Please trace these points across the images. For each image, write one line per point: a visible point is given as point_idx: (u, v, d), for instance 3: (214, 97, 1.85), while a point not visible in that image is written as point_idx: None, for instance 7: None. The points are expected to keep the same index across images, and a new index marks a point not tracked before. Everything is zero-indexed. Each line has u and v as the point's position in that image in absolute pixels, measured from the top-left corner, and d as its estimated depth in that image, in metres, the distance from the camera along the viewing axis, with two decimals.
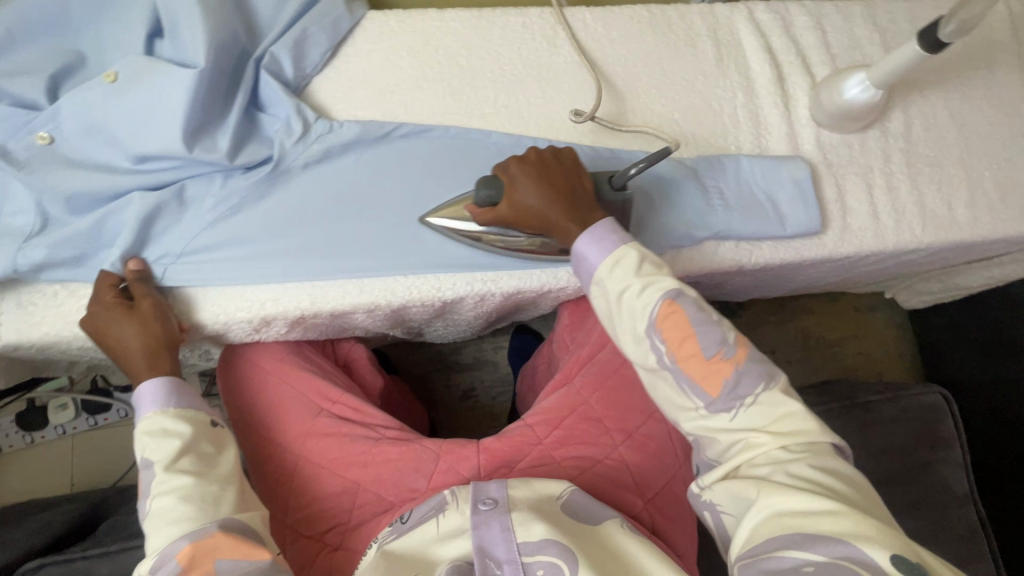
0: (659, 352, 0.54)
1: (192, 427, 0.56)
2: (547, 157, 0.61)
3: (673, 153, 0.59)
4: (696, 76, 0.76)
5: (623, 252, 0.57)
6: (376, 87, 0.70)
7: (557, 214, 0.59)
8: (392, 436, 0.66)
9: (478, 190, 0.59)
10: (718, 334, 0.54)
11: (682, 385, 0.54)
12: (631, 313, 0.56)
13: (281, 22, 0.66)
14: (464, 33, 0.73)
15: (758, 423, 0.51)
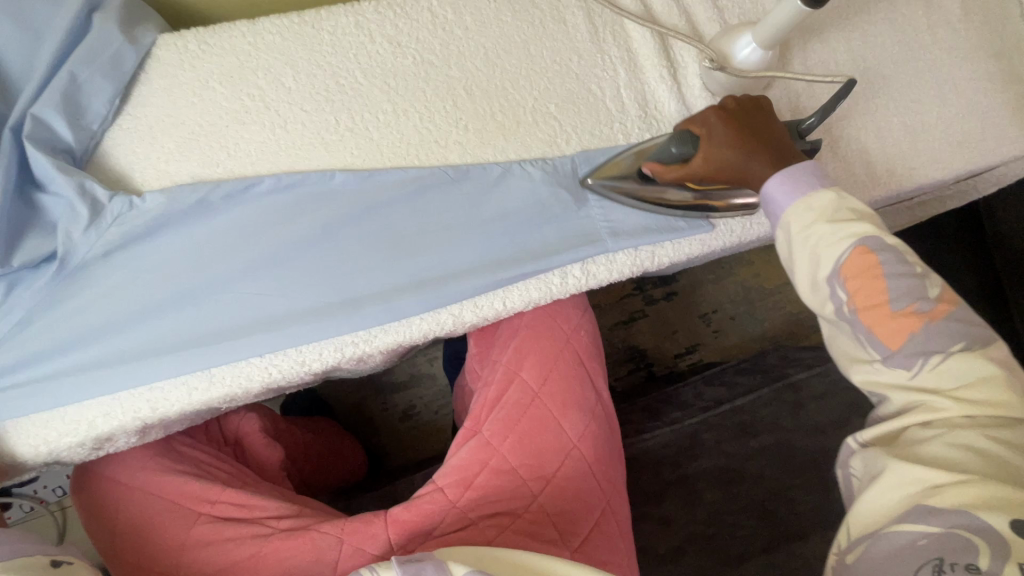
0: (836, 300, 0.49)
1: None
2: (739, 108, 0.58)
3: (858, 83, 0.59)
4: (570, 57, 0.66)
5: (817, 197, 0.52)
6: (184, 130, 0.57)
7: (761, 161, 0.56)
8: (285, 527, 0.57)
9: (671, 147, 0.59)
10: (916, 285, 0.47)
11: (859, 336, 0.48)
12: (813, 257, 0.51)
13: (40, 71, 0.53)
14: (286, 44, 0.60)
15: (945, 386, 0.45)
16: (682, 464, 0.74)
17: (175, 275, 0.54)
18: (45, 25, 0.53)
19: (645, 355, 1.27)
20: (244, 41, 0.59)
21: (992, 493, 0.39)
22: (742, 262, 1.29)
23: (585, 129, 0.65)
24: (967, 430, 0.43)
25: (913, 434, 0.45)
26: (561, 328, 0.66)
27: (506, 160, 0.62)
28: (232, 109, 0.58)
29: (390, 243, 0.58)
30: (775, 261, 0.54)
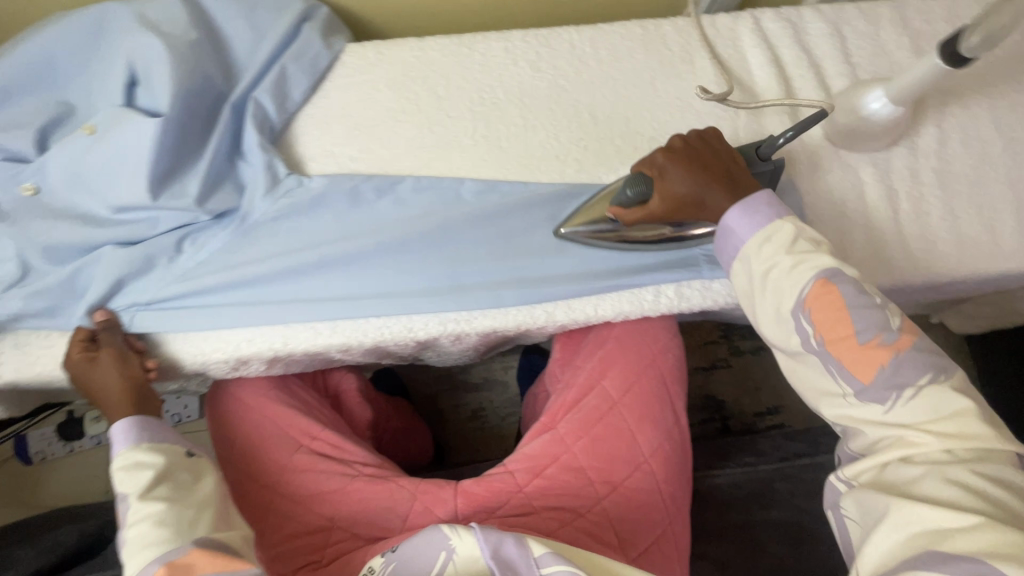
0: (802, 333, 0.52)
1: (168, 458, 0.56)
2: (695, 141, 0.59)
3: (827, 112, 0.57)
4: (693, 96, 0.70)
5: (776, 228, 0.54)
6: (352, 121, 0.68)
7: (716, 192, 0.57)
8: (369, 472, 0.65)
9: (626, 192, 0.60)
10: (879, 317, 0.50)
11: (829, 367, 0.51)
12: (776, 292, 0.53)
13: (257, 62, 0.66)
14: (444, 60, 0.70)
15: (918, 420, 0.47)
16: (750, 512, 0.70)
17: (324, 241, 0.63)
18: (268, 27, 0.67)
19: (722, 406, 1.22)
20: (412, 56, 0.70)
21: (997, 538, 0.40)
22: None
23: None
24: (949, 466, 0.45)
25: (896, 471, 0.46)
26: (647, 346, 0.68)
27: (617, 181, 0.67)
28: (392, 108, 0.69)
29: (501, 241, 0.65)
30: (743, 293, 0.57)
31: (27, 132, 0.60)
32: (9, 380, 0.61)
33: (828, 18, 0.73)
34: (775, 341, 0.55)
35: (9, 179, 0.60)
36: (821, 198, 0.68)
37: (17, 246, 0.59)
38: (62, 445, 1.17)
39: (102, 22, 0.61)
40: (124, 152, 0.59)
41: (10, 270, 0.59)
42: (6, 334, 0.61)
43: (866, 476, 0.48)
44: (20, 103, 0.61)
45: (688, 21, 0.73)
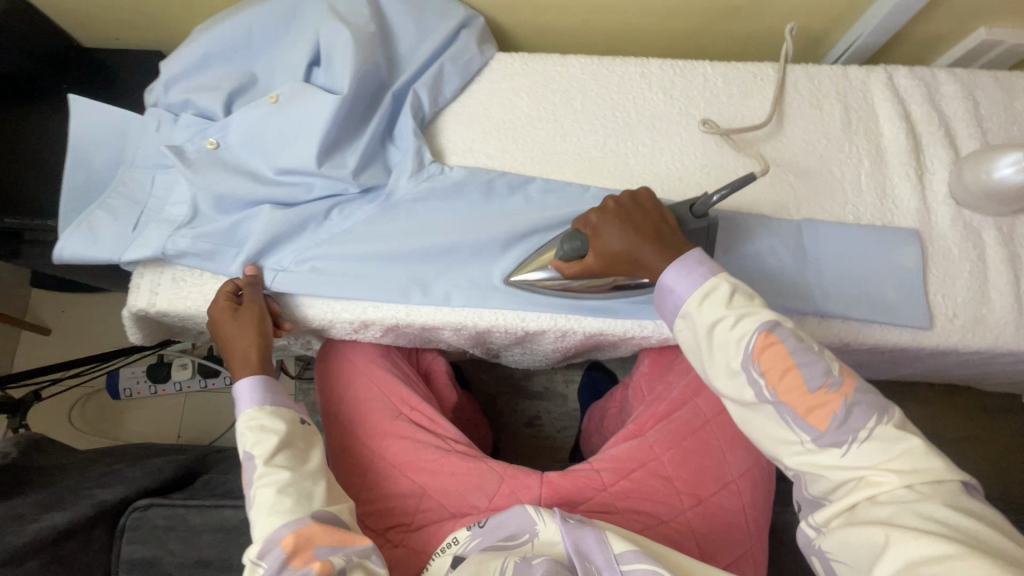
0: (756, 387, 0.52)
1: (288, 425, 0.59)
2: (626, 203, 0.62)
3: (756, 174, 0.59)
4: (818, 139, 0.72)
5: (714, 285, 0.55)
6: (493, 122, 0.73)
7: (645, 250, 0.58)
8: (460, 449, 0.68)
9: (564, 246, 0.61)
10: (821, 366, 0.51)
11: (784, 418, 0.51)
12: (723, 348, 0.54)
13: (419, 59, 0.72)
14: (584, 78, 0.75)
15: (876, 461, 0.48)
16: None
17: (455, 225, 0.68)
18: (433, 30, 0.73)
19: None
20: (555, 70, 0.75)
21: (984, 566, 0.40)
22: (922, 398, 1.17)
23: (816, 202, 0.70)
24: (915, 501, 0.46)
25: (866, 510, 0.47)
26: None
27: (735, 210, 0.70)
28: (530, 115, 0.74)
29: None
30: (691, 351, 0.57)
31: (219, 95, 0.68)
32: (160, 309, 0.67)
33: (962, 81, 0.74)
34: (728, 396, 0.54)
35: (199, 134, 0.68)
36: (941, 255, 0.68)
37: (194, 191, 0.65)
38: (148, 386, 1.23)
39: (296, 10, 0.69)
40: (299, 121, 0.66)
41: (182, 212, 0.66)
42: (167, 268, 0.67)
43: (836, 517, 0.48)
44: (216, 69, 0.69)
45: (820, 68, 0.75)
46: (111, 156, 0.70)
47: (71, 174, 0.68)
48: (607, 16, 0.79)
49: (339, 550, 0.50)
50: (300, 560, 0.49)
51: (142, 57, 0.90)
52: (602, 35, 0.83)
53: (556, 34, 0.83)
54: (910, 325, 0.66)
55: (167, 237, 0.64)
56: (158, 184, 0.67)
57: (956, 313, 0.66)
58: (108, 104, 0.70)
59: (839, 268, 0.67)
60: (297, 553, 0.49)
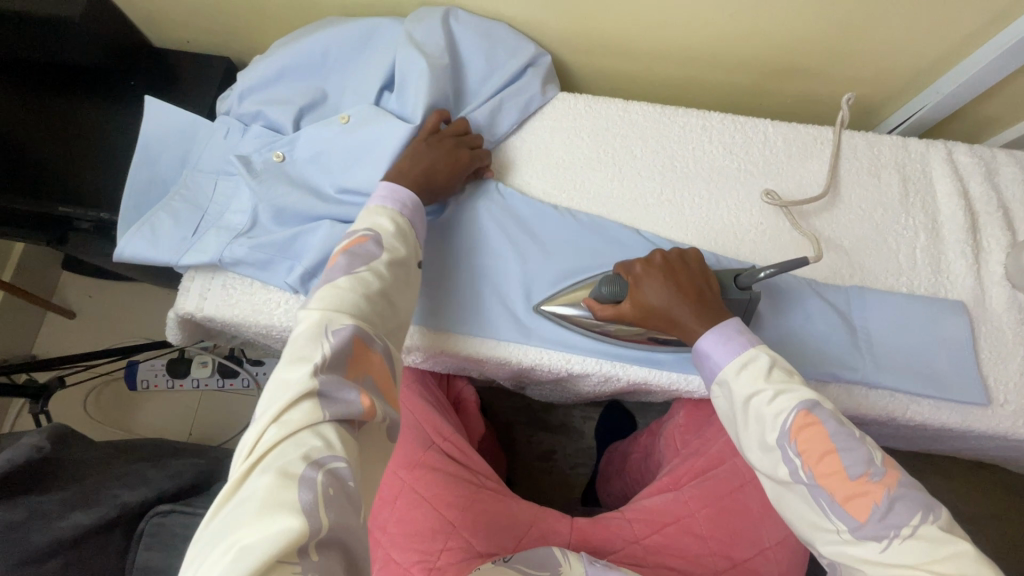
0: (789, 464, 0.51)
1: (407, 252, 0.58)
2: (674, 259, 0.61)
3: (807, 262, 0.57)
4: (875, 208, 0.73)
5: (752, 355, 0.55)
6: (553, 160, 0.74)
7: (685, 314, 0.58)
8: (491, 487, 0.68)
9: (602, 288, 0.61)
10: (864, 452, 0.49)
11: (820, 502, 0.49)
12: (759, 422, 0.52)
13: (486, 92, 0.73)
14: (645, 125, 0.76)
15: (916, 560, 0.45)
16: None
17: (507, 258, 0.69)
18: (501, 64, 0.74)
19: None
20: (616, 114, 0.76)
21: None
22: (946, 471, 1.15)
23: (868, 271, 0.70)
24: None
25: None
26: None
27: (788, 271, 0.70)
28: (589, 157, 0.75)
29: None
30: (725, 419, 0.56)
31: (290, 110, 0.69)
32: (206, 314, 0.67)
33: (1022, 164, 0.74)
34: (762, 469, 0.53)
35: (266, 145, 0.69)
36: (995, 336, 0.67)
37: (256, 202, 0.66)
38: (165, 379, 1.21)
39: (372, 33, 0.71)
40: (367, 141, 0.67)
41: (242, 221, 0.66)
42: (218, 273, 0.68)
43: None
44: (289, 84, 0.71)
45: (881, 137, 0.76)
46: (176, 159, 0.71)
47: (135, 173, 0.69)
48: (672, 66, 0.80)
49: (379, 399, 0.49)
50: (353, 375, 0.48)
51: (209, 61, 0.92)
52: (664, 83, 0.84)
53: (618, 77, 0.84)
54: (960, 406, 0.64)
55: (225, 245, 0.65)
56: (220, 191, 0.68)
57: (1007, 398, 0.65)
58: (179, 108, 0.71)
59: (891, 341, 0.66)
60: (355, 366, 0.49)
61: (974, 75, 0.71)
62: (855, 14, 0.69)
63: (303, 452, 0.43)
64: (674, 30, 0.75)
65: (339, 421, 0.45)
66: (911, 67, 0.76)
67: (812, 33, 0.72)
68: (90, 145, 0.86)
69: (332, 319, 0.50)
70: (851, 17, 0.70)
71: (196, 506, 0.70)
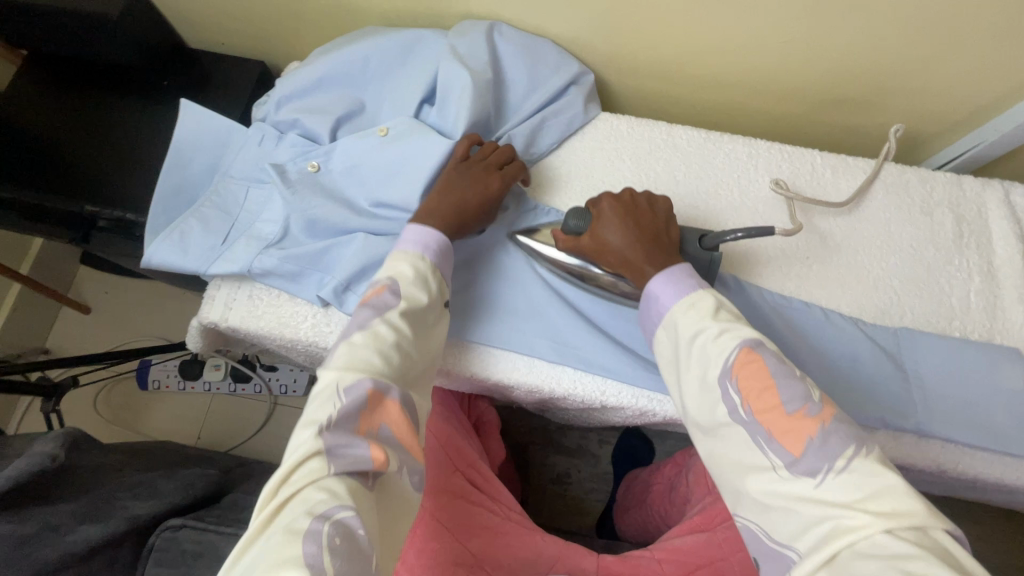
0: (728, 402, 0.47)
1: (428, 300, 0.54)
2: (639, 202, 0.60)
3: (777, 231, 0.59)
4: (927, 247, 0.70)
5: (698, 297, 0.52)
6: (593, 182, 0.72)
7: (636, 251, 0.57)
8: (515, 519, 0.65)
9: (569, 220, 0.61)
10: (802, 388, 0.45)
11: (756, 440, 0.45)
12: (703, 361, 0.49)
13: (526, 110, 0.72)
14: (689, 150, 0.73)
15: (849, 498, 0.40)
16: None
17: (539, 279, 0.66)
18: (543, 82, 0.72)
19: None
20: (659, 137, 0.74)
21: None
22: (976, 518, 1.10)
23: (919, 313, 0.67)
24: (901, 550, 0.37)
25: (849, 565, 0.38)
26: None
27: (834, 308, 0.67)
28: (630, 181, 0.72)
29: None
30: (668, 364, 0.54)
31: (328, 120, 0.67)
32: (231, 325, 0.65)
33: None
34: (699, 415, 0.49)
35: (301, 155, 0.67)
36: None
37: (289, 212, 0.64)
38: (177, 381, 1.21)
39: (414, 46, 0.69)
40: (407, 155, 0.65)
41: (273, 231, 0.64)
42: (245, 283, 0.66)
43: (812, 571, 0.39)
44: (328, 94, 0.69)
45: (934, 173, 0.73)
46: (208, 164, 0.69)
47: (165, 177, 0.67)
48: (717, 92, 0.78)
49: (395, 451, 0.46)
50: (364, 428, 0.46)
51: (242, 64, 0.91)
52: (707, 109, 0.82)
53: (661, 100, 0.82)
54: (1014, 461, 0.61)
55: (255, 255, 0.63)
56: (252, 199, 0.66)
57: None
58: (213, 112, 0.70)
59: (944, 388, 0.63)
60: (366, 419, 0.46)
61: None
62: (914, 48, 0.67)
63: (308, 508, 0.40)
64: (723, 56, 0.72)
65: (349, 477, 0.43)
66: (968, 105, 0.73)
67: (867, 65, 0.70)
68: (119, 145, 0.86)
69: (344, 377, 0.47)
70: (911, 51, 0.67)
71: (207, 522, 0.68)
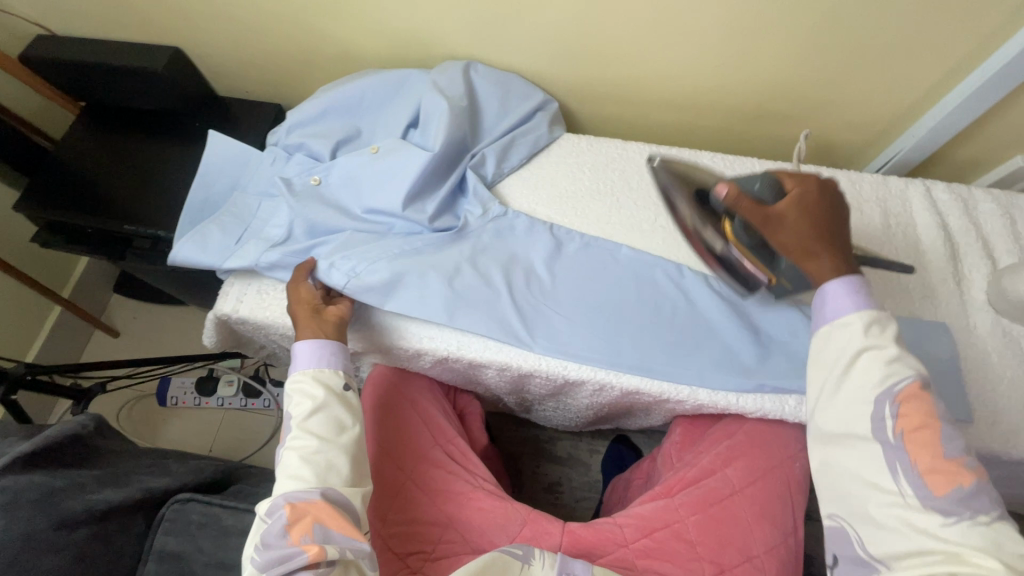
0: (880, 415, 0.53)
1: (326, 395, 0.61)
2: (826, 198, 0.61)
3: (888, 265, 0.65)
4: (858, 238, 0.78)
5: (880, 317, 0.56)
6: (557, 190, 0.82)
7: (813, 244, 0.59)
8: (487, 488, 0.70)
9: (758, 185, 0.60)
10: (963, 444, 0.51)
11: (896, 464, 0.51)
12: (863, 375, 0.54)
13: (499, 131, 0.84)
14: (641, 161, 0.84)
15: (977, 542, 0.47)
16: None
17: (506, 267, 0.76)
18: (513, 108, 0.85)
19: None
20: (614, 150, 0.85)
21: None
22: None
23: None
24: None
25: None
26: (779, 450, 0.70)
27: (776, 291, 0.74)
28: (589, 188, 0.83)
29: (660, 313, 0.74)
30: (818, 363, 0.58)
31: (329, 142, 0.80)
32: (241, 316, 0.75)
33: (1001, 202, 0.79)
34: (832, 421, 0.55)
35: (306, 171, 0.80)
36: (978, 357, 0.69)
37: (292, 216, 0.75)
38: (192, 397, 1.30)
39: (402, 82, 0.83)
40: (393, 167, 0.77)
41: (278, 233, 0.75)
42: (254, 279, 0.76)
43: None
44: (330, 121, 0.82)
45: (862, 176, 0.82)
46: (228, 182, 0.82)
47: (194, 194, 0.80)
48: (667, 112, 0.90)
49: (336, 540, 0.52)
50: (299, 533, 0.52)
51: (262, 107, 1.06)
52: (662, 129, 0.93)
53: (620, 123, 0.94)
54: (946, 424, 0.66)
55: (262, 252, 0.73)
56: (263, 208, 0.78)
57: (996, 419, 0.66)
58: (233, 140, 0.83)
59: None
60: (297, 528, 0.52)
61: (942, 121, 0.78)
62: (827, 67, 0.78)
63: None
64: (666, 81, 0.85)
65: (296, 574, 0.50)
66: (885, 114, 0.83)
67: (790, 83, 0.81)
68: (155, 175, 1.00)
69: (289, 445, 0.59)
70: (825, 70, 0.78)
71: (212, 497, 0.75)
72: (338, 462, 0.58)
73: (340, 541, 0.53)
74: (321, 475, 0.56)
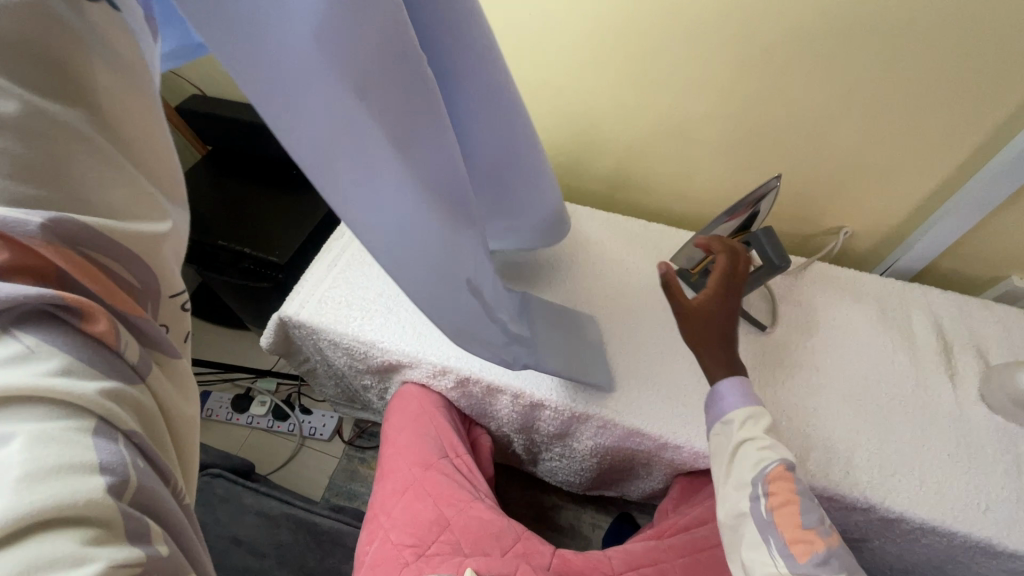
0: (751, 497, 0.58)
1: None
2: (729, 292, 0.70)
3: (763, 328, 0.84)
4: (857, 327, 0.85)
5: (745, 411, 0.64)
6: (585, 252, 0.94)
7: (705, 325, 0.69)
8: (488, 503, 0.75)
9: (768, 252, 0.73)
10: (819, 513, 0.56)
11: (767, 535, 0.55)
12: (744, 461, 0.60)
13: None
14: (661, 236, 0.96)
15: None
16: None
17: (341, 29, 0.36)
18: None
19: None
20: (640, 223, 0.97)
21: None
22: None
23: (848, 373, 0.80)
24: None
25: None
26: None
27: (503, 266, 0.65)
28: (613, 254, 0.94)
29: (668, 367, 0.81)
30: (718, 458, 0.64)
31: None
32: (300, 318, 0.87)
33: (993, 310, 0.85)
34: (727, 500, 0.60)
35: None
36: (970, 446, 0.73)
37: None
38: (227, 412, 1.39)
39: None
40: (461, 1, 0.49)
41: None
42: (318, 291, 0.90)
43: None
44: None
45: (863, 276, 0.91)
46: None
47: None
48: (690, 202, 1.04)
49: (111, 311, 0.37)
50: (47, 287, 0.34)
51: None
52: (685, 216, 1.07)
53: (649, 207, 1.09)
54: (937, 505, 0.69)
55: None
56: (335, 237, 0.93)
57: (988, 506, 0.68)
58: None
59: (864, 436, 0.74)
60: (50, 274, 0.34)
61: (932, 235, 0.88)
62: (829, 178, 0.91)
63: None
64: (689, 176, 1.00)
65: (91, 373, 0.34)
66: (884, 224, 0.94)
67: (799, 187, 0.94)
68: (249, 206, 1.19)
69: None
70: (827, 181, 0.91)
71: (251, 484, 0.85)
72: (97, 183, 0.36)
73: (141, 349, 0.38)
74: (35, 176, 0.33)
